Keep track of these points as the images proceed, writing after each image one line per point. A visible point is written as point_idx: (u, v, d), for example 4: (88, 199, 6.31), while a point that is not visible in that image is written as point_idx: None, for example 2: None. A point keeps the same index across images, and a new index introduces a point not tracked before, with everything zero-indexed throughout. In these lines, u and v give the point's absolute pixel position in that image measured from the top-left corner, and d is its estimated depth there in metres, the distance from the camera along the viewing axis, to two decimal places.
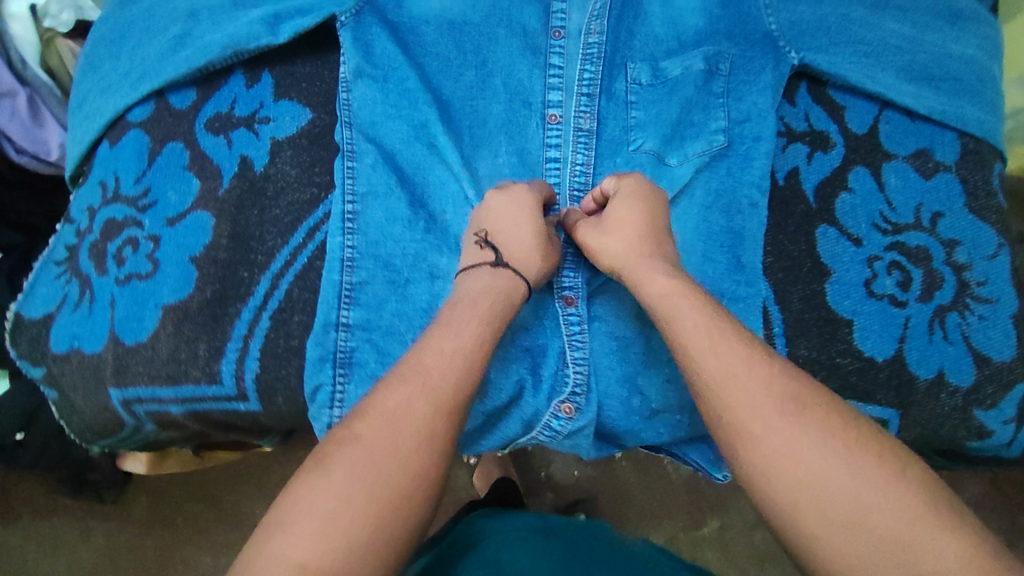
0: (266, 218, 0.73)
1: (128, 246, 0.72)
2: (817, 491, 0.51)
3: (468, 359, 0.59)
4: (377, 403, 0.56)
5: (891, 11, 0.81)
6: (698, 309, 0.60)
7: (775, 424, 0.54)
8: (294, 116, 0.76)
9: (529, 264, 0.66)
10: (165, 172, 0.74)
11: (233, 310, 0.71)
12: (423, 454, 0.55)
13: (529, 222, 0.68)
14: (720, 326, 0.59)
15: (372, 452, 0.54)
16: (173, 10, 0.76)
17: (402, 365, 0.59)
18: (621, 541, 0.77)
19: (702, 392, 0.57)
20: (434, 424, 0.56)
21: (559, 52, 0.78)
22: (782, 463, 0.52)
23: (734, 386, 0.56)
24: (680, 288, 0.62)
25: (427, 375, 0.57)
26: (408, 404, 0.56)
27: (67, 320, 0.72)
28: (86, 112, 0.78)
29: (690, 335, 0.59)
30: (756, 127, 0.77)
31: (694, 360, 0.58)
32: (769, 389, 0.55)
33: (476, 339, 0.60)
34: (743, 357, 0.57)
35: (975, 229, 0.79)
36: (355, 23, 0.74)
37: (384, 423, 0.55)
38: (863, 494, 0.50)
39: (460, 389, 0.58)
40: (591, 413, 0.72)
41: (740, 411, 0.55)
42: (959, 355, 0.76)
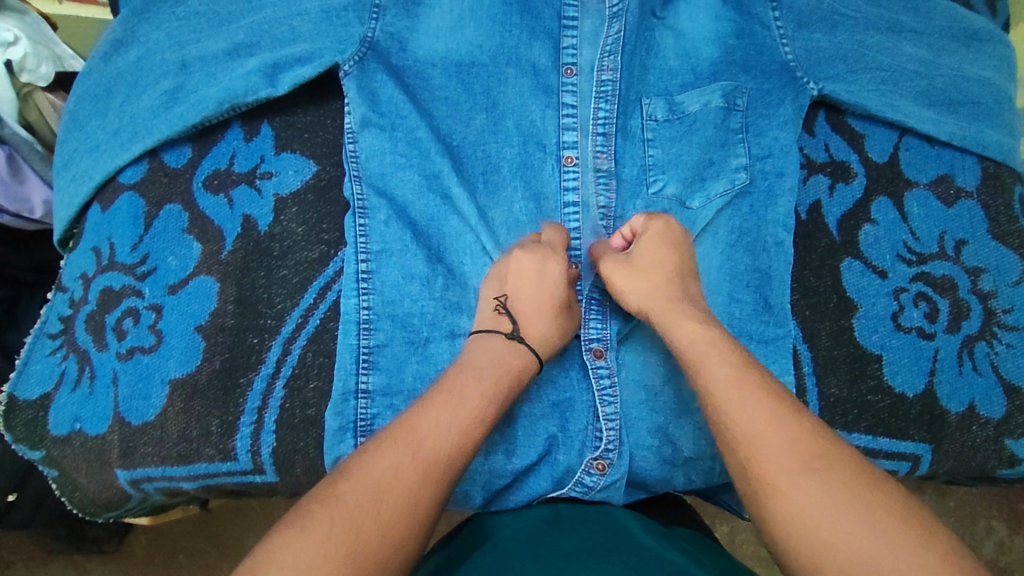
0: (273, 279, 0.70)
1: (128, 318, 0.68)
2: (834, 542, 0.47)
3: (467, 429, 0.56)
4: (374, 474, 0.52)
5: (906, 35, 0.81)
6: (724, 357, 0.58)
7: (794, 478, 0.50)
8: (298, 170, 0.73)
9: (549, 336, 0.66)
10: (163, 238, 0.70)
11: (244, 380, 0.67)
12: (408, 525, 0.51)
13: (550, 291, 0.67)
14: (750, 376, 0.56)
15: (367, 530, 0.49)
16: (162, 61, 0.72)
17: (399, 431, 0.55)
18: (656, 533, 0.60)
19: (729, 442, 0.54)
20: (422, 495, 0.52)
21: (572, 90, 0.75)
22: (805, 523, 0.49)
23: (762, 437, 0.53)
24: (710, 333, 0.60)
25: (426, 446, 0.54)
26: (407, 477, 0.52)
27: (66, 400, 0.68)
28: (74, 173, 0.73)
29: (716, 382, 0.56)
30: (779, 162, 0.76)
31: (722, 407, 0.55)
32: (793, 442, 0.52)
33: (478, 406, 0.58)
34: (772, 409, 0.54)
35: (999, 256, 0.78)
36: (359, 71, 0.72)
37: (370, 488, 0.51)
38: (886, 557, 0.46)
39: (453, 462, 0.54)
40: (624, 469, 0.69)
41: (763, 461, 0.52)
42: (989, 386, 0.75)
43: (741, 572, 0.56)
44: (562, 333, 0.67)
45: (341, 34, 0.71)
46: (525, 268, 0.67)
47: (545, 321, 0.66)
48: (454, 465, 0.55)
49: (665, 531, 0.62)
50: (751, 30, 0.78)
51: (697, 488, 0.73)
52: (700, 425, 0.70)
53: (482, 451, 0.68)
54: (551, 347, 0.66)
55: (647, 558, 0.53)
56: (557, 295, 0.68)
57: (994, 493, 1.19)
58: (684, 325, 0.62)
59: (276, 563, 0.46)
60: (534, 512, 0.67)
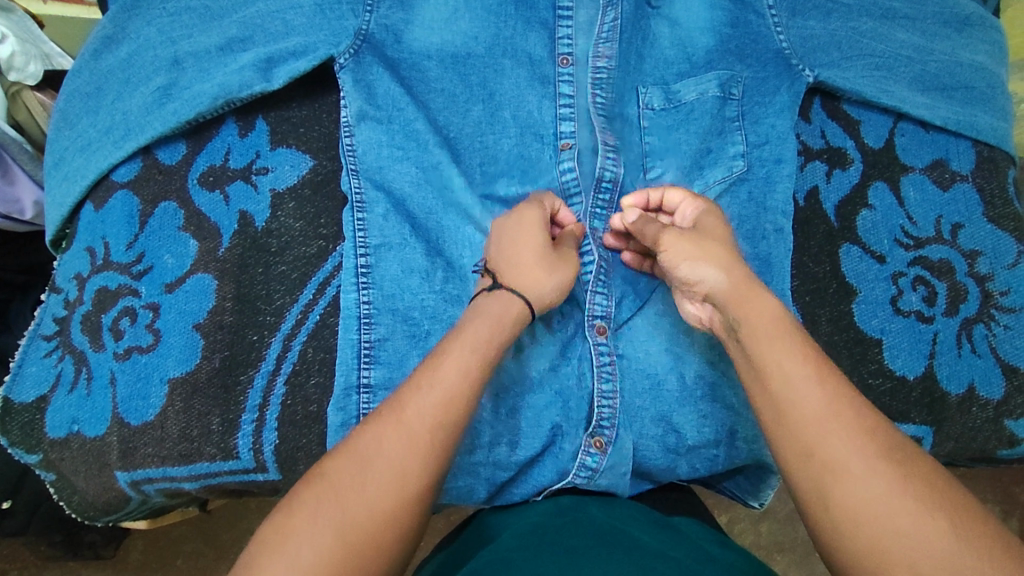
0: (272, 275, 0.69)
1: (125, 317, 0.67)
2: (841, 509, 0.48)
3: (454, 395, 0.55)
4: (358, 449, 0.52)
5: (899, 21, 0.81)
6: (790, 340, 0.56)
7: (863, 466, 0.50)
8: (294, 164, 0.72)
9: (535, 284, 0.63)
10: (159, 236, 0.69)
11: (244, 378, 0.66)
12: (399, 499, 0.51)
13: (530, 239, 0.66)
14: (820, 360, 0.55)
15: (352, 504, 0.49)
16: (154, 57, 0.71)
17: (386, 408, 0.54)
18: (662, 529, 0.60)
19: (791, 421, 0.53)
20: (409, 464, 0.52)
21: (568, 80, 0.75)
22: (869, 511, 0.48)
23: (835, 421, 0.52)
24: (786, 320, 0.58)
25: (409, 416, 0.53)
26: (390, 448, 0.52)
27: (63, 402, 0.67)
28: (66, 171, 0.72)
29: (785, 363, 0.55)
30: (776, 149, 0.76)
31: (792, 388, 0.54)
32: (868, 432, 0.51)
33: (461, 368, 0.56)
34: (847, 394, 0.53)
35: (994, 239, 0.79)
36: (354, 64, 0.72)
37: (357, 466, 0.51)
38: (886, 517, 0.47)
39: (442, 428, 0.53)
40: (625, 446, 0.69)
41: (835, 443, 0.51)
42: (988, 367, 0.76)
43: (743, 560, 0.56)
44: (550, 281, 0.64)
45: (335, 27, 0.71)
46: (506, 228, 0.67)
47: (528, 270, 0.64)
48: (443, 432, 0.53)
49: (673, 526, 0.61)
50: (746, 18, 0.78)
51: (701, 475, 0.73)
52: (703, 413, 0.70)
53: (484, 443, 0.67)
54: (537, 294, 0.63)
55: (653, 552, 0.53)
56: (541, 246, 0.65)
57: (989, 474, 1.20)
58: (760, 306, 0.59)
59: (268, 546, 0.47)
60: (540, 508, 0.66)
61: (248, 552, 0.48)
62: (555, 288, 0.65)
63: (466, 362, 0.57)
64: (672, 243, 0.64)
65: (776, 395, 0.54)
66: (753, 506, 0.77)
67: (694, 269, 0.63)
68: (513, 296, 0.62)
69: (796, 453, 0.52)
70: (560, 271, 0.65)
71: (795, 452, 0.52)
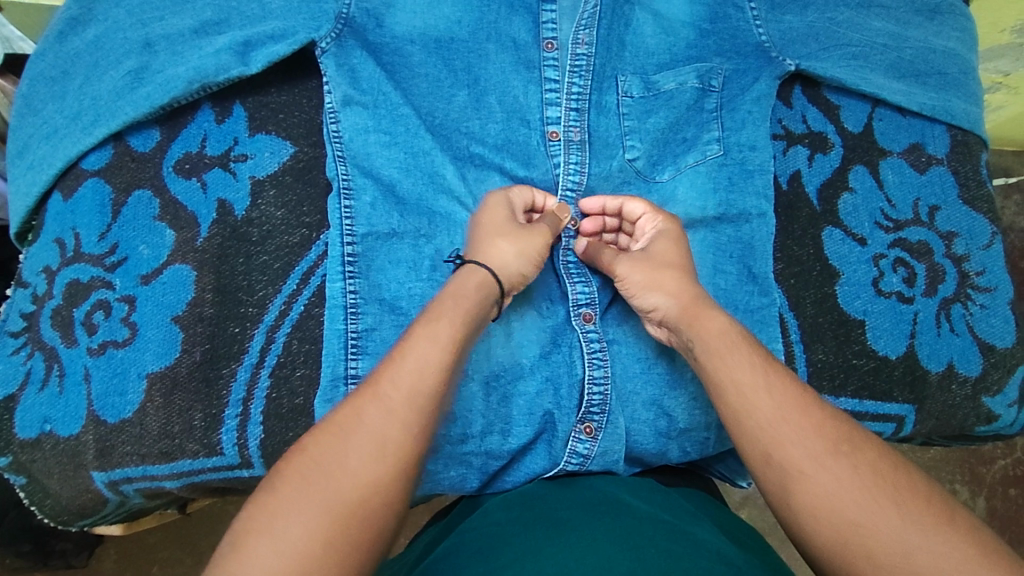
0: (253, 265, 0.67)
1: (99, 311, 0.64)
2: (807, 485, 0.50)
3: (432, 361, 0.54)
4: (337, 424, 0.51)
5: (875, 10, 0.82)
6: (741, 347, 0.58)
7: (800, 443, 0.52)
8: (274, 151, 0.70)
9: (498, 255, 0.63)
10: (133, 225, 0.67)
11: (227, 371, 0.64)
12: (384, 471, 0.49)
13: (498, 217, 0.66)
14: (766, 361, 0.57)
15: (335, 478, 0.48)
16: (124, 40, 0.68)
17: (364, 383, 0.53)
18: (660, 504, 0.60)
19: (749, 431, 0.54)
20: (387, 430, 0.50)
21: (553, 65, 0.75)
22: (830, 503, 0.49)
23: (786, 424, 0.53)
24: (733, 332, 0.60)
25: (384, 388, 0.52)
26: (370, 421, 0.50)
27: (33, 401, 0.63)
28: (31, 160, 0.69)
29: (738, 374, 0.56)
30: (752, 135, 0.77)
31: (744, 398, 0.55)
32: (817, 427, 0.53)
33: (430, 338, 0.55)
34: (798, 397, 0.55)
35: (970, 220, 0.81)
36: (337, 48, 0.70)
37: (337, 440, 0.50)
38: (845, 492, 0.49)
39: (416, 394, 0.52)
40: (615, 430, 0.68)
41: (785, 429, 0.53)
42: (966, 345, 0.77)
43: (752, 551, 0.56)
44: (513, 251, 0.64)
45: (314, 10, 0.70)
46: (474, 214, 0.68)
47: (490, 240, 0.64)
48: (421, 400, 0.52)
49: (670, 499, 0.62)
50: (725, 13, 0.79)
51: (691, 459, 0.73)
52: (693, 395, 0.70)
53: (476, 433, 0.66)
54: (500, 264, 0.63)
55: (654, 524, 0.52)
56: (504, 220, 0.66)
57: (955, 455, 1.23)
58: (709, 320, 0.61)
59: (254, 528, 0.45)
60: (538, 484, 0.66)
61: (232, 536, 0.46)
62: (518, 258, 0.64)
63: (437, 334, 0.55)
64: (629, 269, 0.66)
65: (732, 404, 0.56)
66: (740, 486, 0.79)
67: (646, 296, 0.65)
68: (475, 269, 0.62)
69: (759, 461, 0.53)
70: (525, 240, 0.65)
71: (757, 458, 0.53)
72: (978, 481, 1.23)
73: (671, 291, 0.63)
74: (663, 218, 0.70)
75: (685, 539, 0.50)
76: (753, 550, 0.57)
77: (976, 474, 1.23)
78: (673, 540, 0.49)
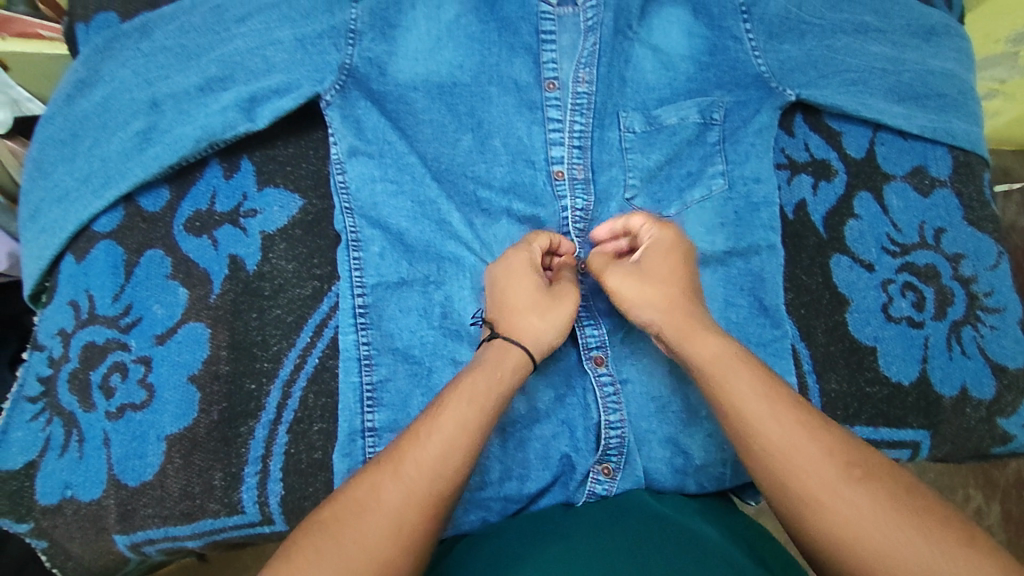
0: (267, 320, 0.67)
1: (115, 374, 0.65)
2: (820, 516, 0.51)
3: (449, 437, 0.54)
4: (358, 500, 0.52)
5: (872, 34, 0.83)
6: (744, 371, 0.57)
7: (811, 474, 0.52)
8: (283, 205, 0.71)
9: (534, 334, 0.62)
10: (146, 285, 0.67)
11: (245, 429, 0.64)
12: (404, 545, 0.51)
13: (524, 285, 0.63)
14: (771, 385, 0.57)
15: (351, 554, 0.50)
16: (131, 100, 0.69)
17: (385, 456, 0.54)
18: (676, 519, 0.60)
19: (756, 458, 0.55)
20: (405, 507, 0.52)
21: (556, 105, 0.75)
22: (847, 534, 0.50)
23: (794, 452, 0.53)
24: (731, 350, 0.59)
25: (404, 467, 0.53)
26: (389, 499, 0.52)
27: (54, 467, 0.63)
28: (43, 223, 0.69)
29: (741, 402, 0.56)
30: (756, 168, 0.78)
31: (749, 426, 0.55)
32: (828, 454, 0.53)
33: (457, 419, 0.55)
34: (804, 423, 0.54)
35: (975, 241, 0.82)
36: (341, 100, 0.71)
37: (357, 516, 0.51)
38: (863, 524, 0.50)
39: (434, 471, 0.53)
40: (633, 469, 0.68)
41: (793, 457, 0.53)
42: (978, 368, 0.77)
43: (762, 548, 0.60)
44: (548, 330, 0.62)
45: (317, 62, 0.70)
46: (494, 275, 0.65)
47: (524, 319, 0.62)
48: (439, 478, 0.53)
49: (683, 505, 0.65)
50: (724, 45, 0.79)
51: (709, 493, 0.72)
52: (709, 431, 0.70)
53: (495, 480, 0.67)
54: (538, 345, 0.62)
55: (659, 530, 0.57)
56: (533, 291, 0.63)
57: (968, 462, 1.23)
58: (705, 340, 0.60)
59: None
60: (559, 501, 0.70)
61: None
62: (555, 336, 0.63)
63: (463, 415, 0.55)
64: (620, 283, 0.64)
65: (739, 431, 0.56)
66: (748, 504, 0.77)
67: (638, 313, 0.63)
68: (512, 350, 0.61)
69: (769, 485, 0.54)
70: (554, 314, 0.63)
71: (767, 484, 0.54)
72: (993, 488, 1.23)
73: (663, 307, 0.62)
74: (660, 226, 0.66)
75: (687, 542, 0.55)
76: (764, 547, 0.61)
77: (991, 480, 1.23)
78: (683, 551, 0.53)
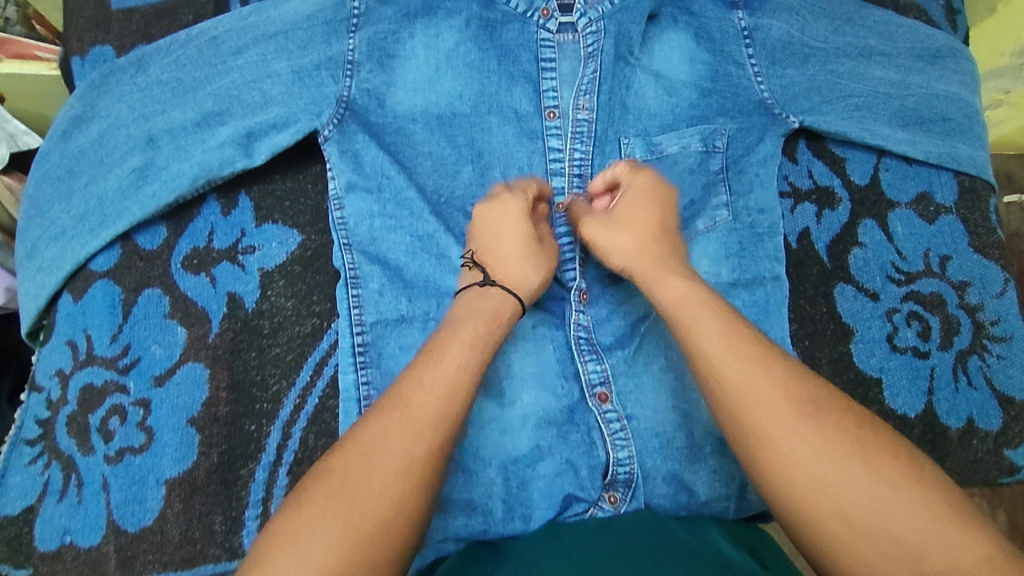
0: (266, 359, 0.67)
1: (114, 417, 0.64)
2: (799, 457, 0.50)
3: (450, 387, 0.54)
4: (362, 442, 0.52)
5: (875, 58, 0.82)
6: (722, 312, 0.57)
7: (792, 413, 0.52)
8: (282, 241, 0.70)
9: (522, 276, 0.64)
10: (144, 325, 0.67)
11: (245, 471, 0.64)
12: (398, 485, 0.51)
13: (518, 231, 0.65)
14: (747, 329, 0.56)
15: (354, 493, 0.50)
16: (127, 136, 0.68)
17: (388, 400, 0.54)
18: (676, 524, 0.61)
19: (726, 395, 0.54)
20: (409, 450, 0.52)
21: (556, 134, 0.74)
22: (819, 474, 0.50)
23: (772, 392, 0.53)
24: (700, 290, 0.60)
25: (408, 410, 0.53)
26: (393, 442, 0.52)
27: (53, 513, 0.63)
28: (39, 263, 0.68)
29: (719, 340, 0.55)
30: (760, 199, 0.77)
31: (721, 366, 0.55)
32: (810, 399, 0.52)
33: (459, 367, 0.56)
34: (788, 372, 0.53)
35: (981, 268, 0.81)
36: (339, 134, 0.71)
37: (360, 459, 0.51)
38: (844, 465, 0.50)
39: (438, 421, 0.53)
40: (638, 506, 0.68)
41: (769, 396, 0.52)
42: (985, 399, 0.77)
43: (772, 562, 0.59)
44: (535, 272, 0.64)
45: (315, 94, 0.70)
46: (491, 220, 0.67)
47: (516, 262, 0.64)
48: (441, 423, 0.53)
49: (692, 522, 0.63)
50: (726, 70, 0.78)
51: None
52: (713, 468, 0.70)
53: (498, 519, 0.67)
54: (527, 289, 0.64)
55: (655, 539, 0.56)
56: (528, 237, 0.65)
57: None
58: (677, 283, 0.61)
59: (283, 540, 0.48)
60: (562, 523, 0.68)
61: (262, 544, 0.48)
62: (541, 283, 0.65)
63: (465, 362, 0.56)
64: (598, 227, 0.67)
65: (714, 371, 0.55)
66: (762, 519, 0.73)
67: (611, 253, 0.66)
68: (500, 293, 0.63)
69: (738, 424, 0.53)
70: (542, 259, 0.65)
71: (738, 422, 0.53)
72: None
73: (635, 247, 0.65)
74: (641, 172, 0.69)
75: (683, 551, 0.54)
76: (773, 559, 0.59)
77: None
78: (677, 558, 0.52)
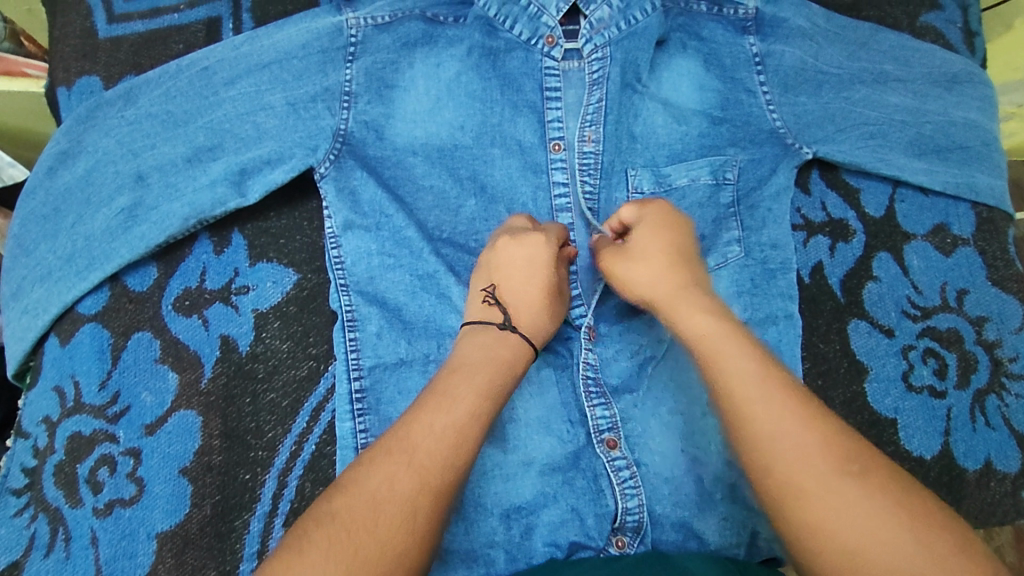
0: (261, 405, 0.65)
1: (103, 467, 0.62)
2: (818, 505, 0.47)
3: (464, 430, 0.52)
4: (369, 487, 0.49)
5: (892, 84, 0.78)
6: (746, 348, 0.54)
7: (810, 455, 0.49)
8: (277, 280, 0.68)
9: (538, 327, 0.62)
10: (135, 370, 0.65)
11: (239, 523, 0.61)
12: (403, 535, 0.48)
13: (540, 276, 0.63)
14: (771, 363, 0.53)
15: (358, 544, 0.46)
16: (115, 173, 0.66)
17: (395, 443, 0.51)
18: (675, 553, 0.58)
19: (744, 436, 0.51)
20: (418, 501, 0.49)
21: (561, 167, 0.72)
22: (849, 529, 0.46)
23: (791, 432, 0.50)
24: (724, 327, 0.56)
25: (419, 456, 0.50)
26: (402, 488, 0.49)
27: (38, 568, 0.61)
28: (25, 304, 0.66)
29: (740, 373, 0.52)
30: (772, 233, 0.74)
31: (739, 402, 0.51)
32: (833, 441, 0.49)
33: (472, 410, 0.53)
34: (811, 409, 0.50)
35: (1000, 303, 0.78)
36: (336, 171, 0.68)
37: (365, 504, 0.48)
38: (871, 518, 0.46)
39: (449, 467, 0.51)
40: None
41: (789, 434, 0.49)
42: (1003, 440, 0.74)
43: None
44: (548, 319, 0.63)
45: (311, 127, 0.67)
46: (513, 257, 0.63)
47: (534, 313, 0.62)
48: (452, 471, 0.51)
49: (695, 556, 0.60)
50: (737, 99, 0.76)
51: None
52: (724, 516, 0.66)
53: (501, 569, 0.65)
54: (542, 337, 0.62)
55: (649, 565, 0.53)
56: (547, 284, 0.63)
57: None
58: (696, 320, 0.57)
59: None
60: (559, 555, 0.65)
61: None
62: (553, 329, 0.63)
63: (477, 407, 0.53)
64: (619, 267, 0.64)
65: (732, 407, 0.52)
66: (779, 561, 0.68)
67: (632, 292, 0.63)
68: (518, 341, 0.60)
69: (755, 466, 0.50)
70: (556, 307, 0.64)
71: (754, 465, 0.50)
72: None
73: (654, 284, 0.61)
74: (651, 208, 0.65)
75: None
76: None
77: None
78: None
